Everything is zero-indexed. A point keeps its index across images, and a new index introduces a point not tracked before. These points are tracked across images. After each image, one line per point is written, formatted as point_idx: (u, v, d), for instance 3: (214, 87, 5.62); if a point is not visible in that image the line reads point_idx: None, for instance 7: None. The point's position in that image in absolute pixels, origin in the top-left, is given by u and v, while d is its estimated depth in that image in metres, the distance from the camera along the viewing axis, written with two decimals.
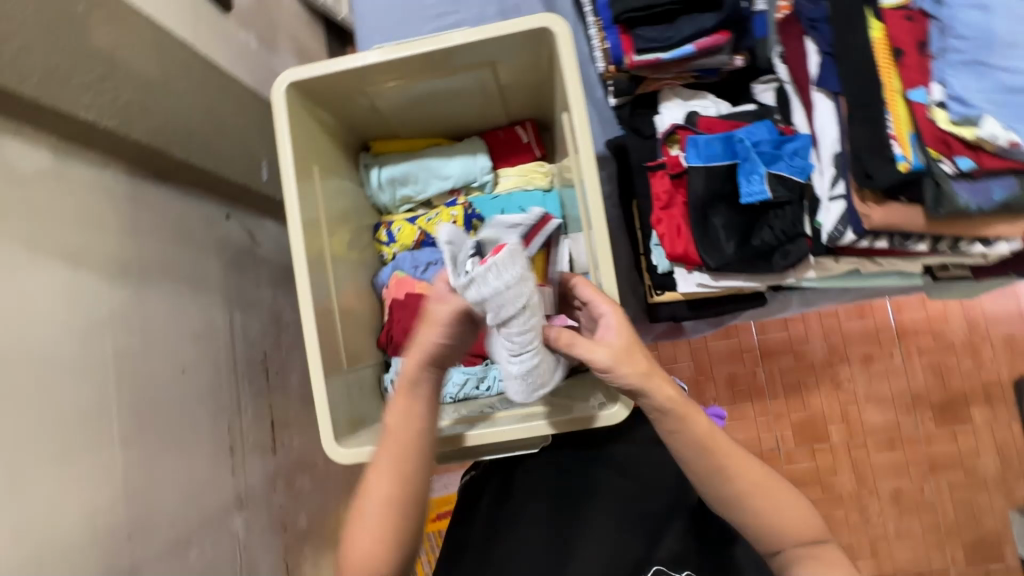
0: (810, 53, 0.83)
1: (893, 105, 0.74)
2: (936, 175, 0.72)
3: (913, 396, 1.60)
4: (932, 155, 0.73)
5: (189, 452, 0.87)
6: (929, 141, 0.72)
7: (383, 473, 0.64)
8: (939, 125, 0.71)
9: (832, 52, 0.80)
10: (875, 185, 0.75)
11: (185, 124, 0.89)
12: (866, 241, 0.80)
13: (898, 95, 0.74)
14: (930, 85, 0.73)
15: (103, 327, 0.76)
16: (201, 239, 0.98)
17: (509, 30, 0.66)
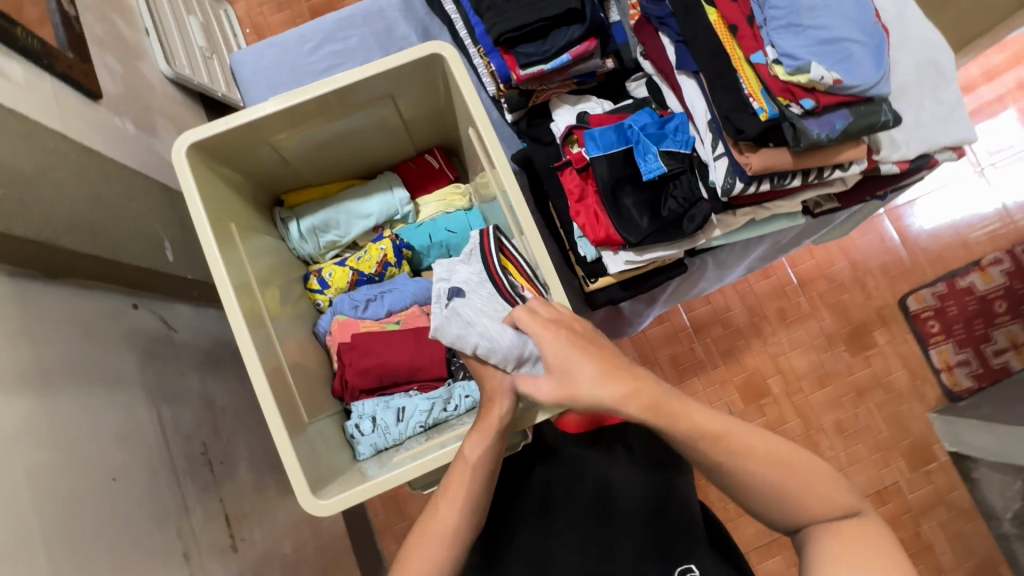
0: (666, 46, 0.87)
1: (741, 69, 0.78)
2: (791, 118, 0.75)
3: (827, 335, 1.79)
4: (782, 103, 0.76)
5: (138, 567, 0.77)
6: (776, 91, 0.76)
7: (454, 502, 0.67)
8: (780, 78, 0.75)
9: (683, 39, 0.84)
10: (747, 138, 0.77)
11: (72, 212, 0.83)
12: (753, 187, 0.82)
13: (742, 61, 0.78)
14: (765, 48, 0.77)
15: (10, 444, 0.66)
16: (108, 333, 0.90)
17: (401, 61, 0.70)
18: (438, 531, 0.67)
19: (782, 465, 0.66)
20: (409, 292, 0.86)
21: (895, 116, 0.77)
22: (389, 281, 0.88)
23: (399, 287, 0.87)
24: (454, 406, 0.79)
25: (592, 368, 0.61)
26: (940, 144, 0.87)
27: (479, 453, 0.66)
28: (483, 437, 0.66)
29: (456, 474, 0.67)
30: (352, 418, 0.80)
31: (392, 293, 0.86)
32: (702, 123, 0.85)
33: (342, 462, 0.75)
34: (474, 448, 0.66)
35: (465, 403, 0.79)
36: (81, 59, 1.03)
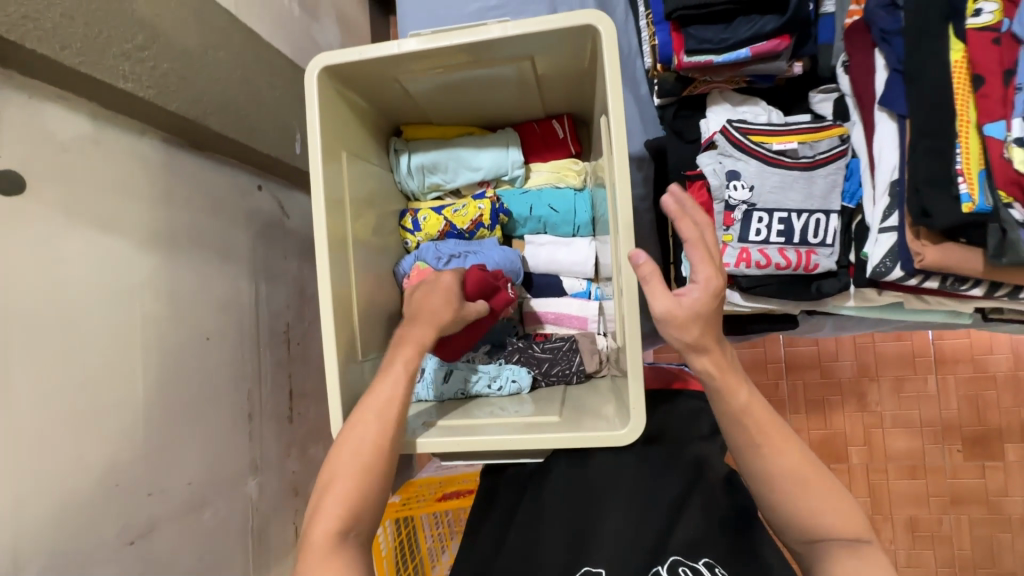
0: (877, 69, 0.76)
1: (966, 139, 0.67)
2: (1004, 220, 0.66)
3: (944, 426, 1.53)
4: (1003, 198, 0.65)
5: (208, 415, 0.90)
6: (999, 181, 0.65)
7: (347, 469, 0.62)
8: (1015, 166, 0.64)
9: (902, 69, 0.73)
10: (933, 225, 0.69)
11: (223, 95, 0.89)
12: (914, 279, 0.74)
13: (973, 127, 0.67)
14: (1012, 119, 0.64)
15: (134, 294, 0.78)
16: (232, 209, 0.99)
17: (551, 24, 0.62)
18: (345, 461, 0.62)
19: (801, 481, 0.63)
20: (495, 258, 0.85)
21: None
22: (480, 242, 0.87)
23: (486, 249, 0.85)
24: (498, 386, 0.80)
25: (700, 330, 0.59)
26: None
27: (387, 393, 0.64)
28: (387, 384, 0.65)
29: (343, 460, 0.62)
30: None
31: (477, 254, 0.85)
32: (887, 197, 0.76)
33: None
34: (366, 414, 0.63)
35: (509, 388, 0.80)
36: None
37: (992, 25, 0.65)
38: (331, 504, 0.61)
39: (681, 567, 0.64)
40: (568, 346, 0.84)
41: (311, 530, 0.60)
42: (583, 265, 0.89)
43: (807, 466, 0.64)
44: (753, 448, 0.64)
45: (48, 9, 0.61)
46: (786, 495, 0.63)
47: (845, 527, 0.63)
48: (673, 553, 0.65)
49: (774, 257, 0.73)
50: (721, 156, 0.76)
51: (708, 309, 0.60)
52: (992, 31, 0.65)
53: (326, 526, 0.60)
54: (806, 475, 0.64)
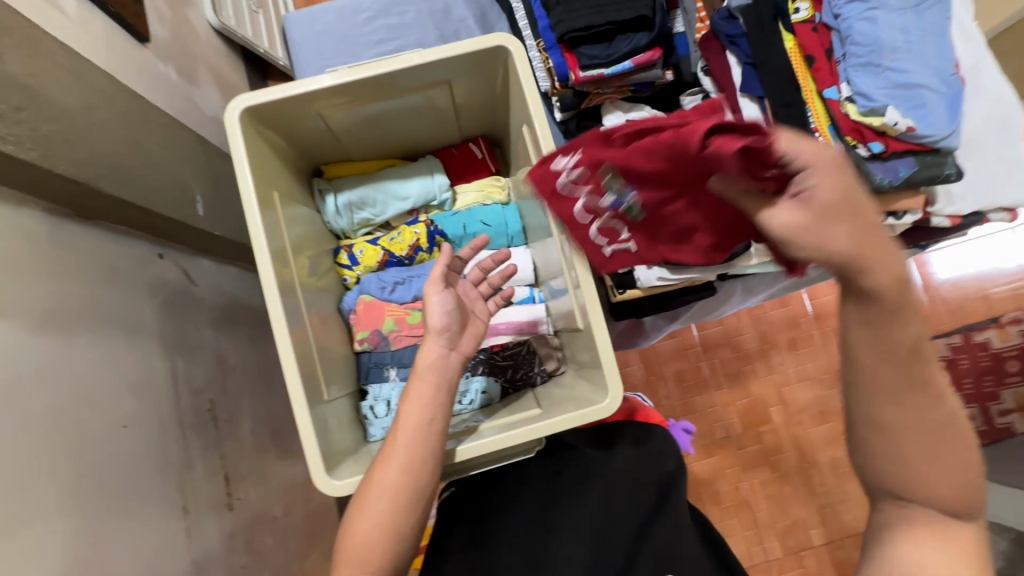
0: (732, 65, 0.95)
1: (812, 102, 0.91)
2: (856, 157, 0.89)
3: (835, 371, 1.78)
4: (850, 142, 0.89)
5: (135, 516, 0.77)
6: (845, 130, 0.89)
7: (370, 513, 0.60)
8: (851, 117, 0.88)
9: (752, 62, 0.92)
10: None
11: (113, 157, 0.82)
12: None
13: (815, 94, 0.92)
14: (839, 84, 0.90)
15: (31, 383, 0.67)
16: (132, 280, 0.90)
17: (467, 48, 0.69)
18: (379, 495, 0.60)
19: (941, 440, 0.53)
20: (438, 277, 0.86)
21: (957, 172, 0.88)
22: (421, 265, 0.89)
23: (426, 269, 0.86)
24: (469, 399, 0.82)
25: (846, 239, 0.45)
26: (994, 204, 0.97)
27: (416, 417, 0.63)
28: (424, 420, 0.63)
29: (376, 496, 0.60)
30: (368, 399, 0.82)
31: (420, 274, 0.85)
32: None
33: (354, 440, 0.77)
34: (397, 450, 0.62)
35: (480, 399, 0.83)
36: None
37: (808, 19, 0.93)
38: (359, 538, 0.60)
39: None
40: (526, 350, 0.88)
41: (341, 548, 0.60)
42: (523, 273, 0.93)
43: (953, 420, 0.53)
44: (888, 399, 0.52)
45: None
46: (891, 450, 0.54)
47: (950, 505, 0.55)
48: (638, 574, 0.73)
49: None
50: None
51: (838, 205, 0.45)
52: (809, 23, 0.93)
53: (356, 550, 0.59)
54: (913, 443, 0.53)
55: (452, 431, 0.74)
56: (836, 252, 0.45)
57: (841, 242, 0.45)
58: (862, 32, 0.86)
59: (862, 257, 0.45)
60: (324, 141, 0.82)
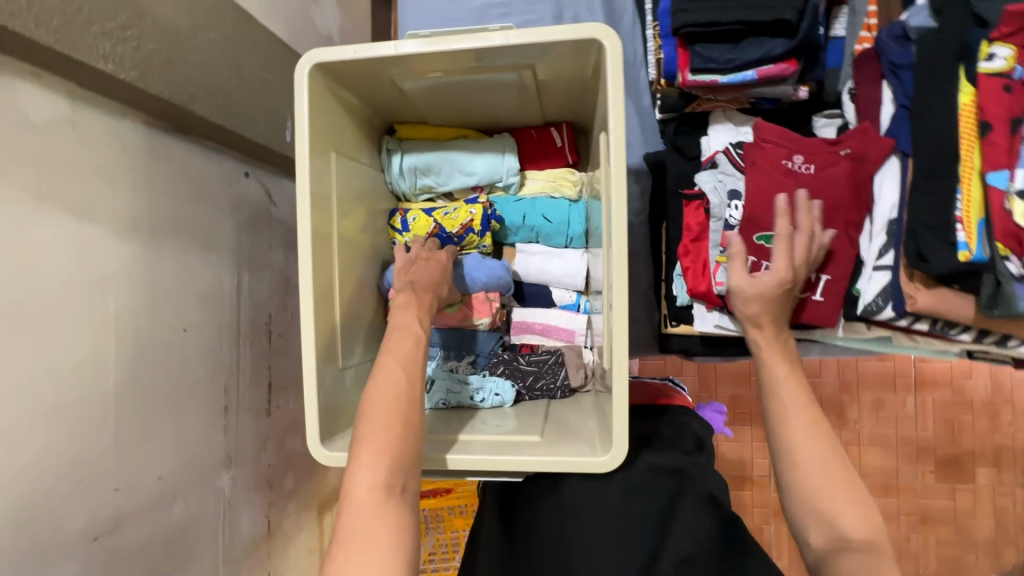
0: (884, 101, 0.82)
1: (968, 184, 0.73)
2: (998, 272, 0.72)
3: (919, 447, 1.56)
4: (999, 249, 0.71)
5: (180, 410, 0.88)
6: (998, 233, 0.71)
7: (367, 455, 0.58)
8: (1014, 219, 0.70)
9: (909, 105, 0.79)
10: (928, 269, 0.75)
11: (211, 80, 0.85)
12: (905, 320, 0.80)
13: (977, 174, 0.73)
14: (1014, 169, 0.71)
15: (108, 282, 0.75)
16: (216, 196, 0.96)
17: (557, 36, 0.59)
18: (370, 437, 0.59)
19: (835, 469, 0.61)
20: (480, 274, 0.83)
21: None
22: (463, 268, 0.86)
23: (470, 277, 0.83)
24: (481, 398, 0.79)
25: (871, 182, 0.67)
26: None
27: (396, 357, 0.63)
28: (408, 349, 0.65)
29: (372, 437, 0.59)
30: None
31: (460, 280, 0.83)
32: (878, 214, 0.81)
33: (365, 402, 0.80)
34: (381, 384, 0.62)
35: (492, 400, 0.79)
36: None
37: (1003, 72, 0.71)
38: (370, 454, 0.58)
39: None
40: (554, 360, 0.83)
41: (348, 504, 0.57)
42: (572, 278, 0.88)
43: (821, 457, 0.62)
44: (784, 430, 0.64)
45: None
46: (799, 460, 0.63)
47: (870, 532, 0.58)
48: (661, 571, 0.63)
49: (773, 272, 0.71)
50: (721, 174, 0.76)
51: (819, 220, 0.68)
52: (1002, 78, 0.71)
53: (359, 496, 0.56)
54: (827, 456, 0.62)
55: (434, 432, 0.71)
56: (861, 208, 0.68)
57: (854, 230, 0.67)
58: None
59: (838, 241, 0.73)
60: (396, 100, 0.78)
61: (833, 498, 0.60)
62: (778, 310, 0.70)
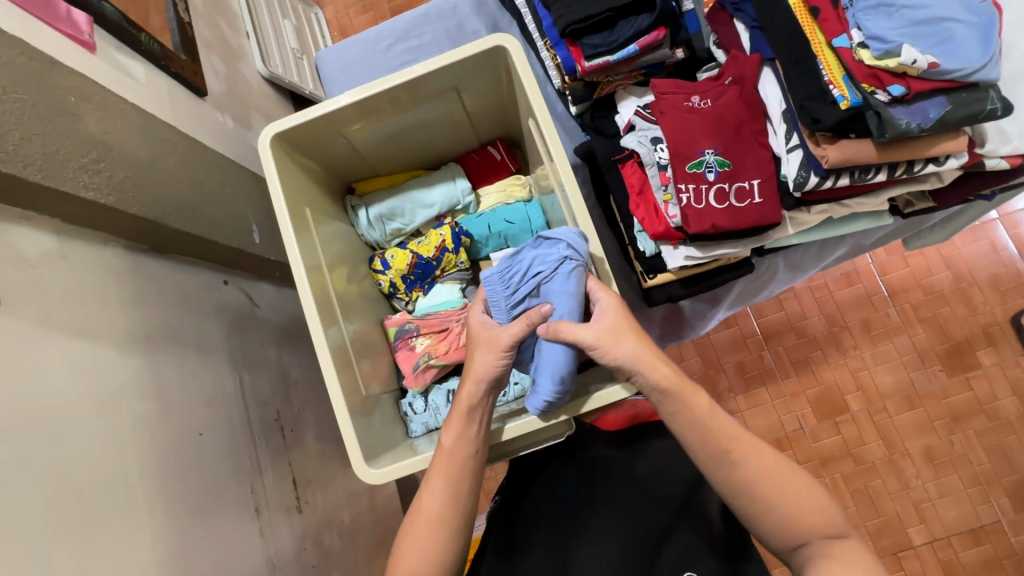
0: (741, 33, 0.90)
1: (825, 56, 0.80)
2: (875, 105, 0.76)
3: (920, 352, 1.62)
4: (867, 89, 0.77)
5: (213, 516, 0.86)
6: (860, 77, 0.77)
7: (411, 544, 0.66)
8: (866, 63, 0.77)
9: (758, 25, 0.87)
10: (824, 127, 0.79)
11: (180, 197, 0.93)
12: (830, 181, 0.83)
13: (824, 46, 0.81)
14: (850, 31, 0.79)
15: (117, 396, 0.76)
16: (202, 305, 1.01)
17: (467, 52, 0.73)
18: (421, 527, 0.67)
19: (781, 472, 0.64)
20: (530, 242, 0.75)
21: (1003, 104, 0.75)
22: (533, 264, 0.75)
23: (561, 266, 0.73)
24: (503, 392, 0.86)
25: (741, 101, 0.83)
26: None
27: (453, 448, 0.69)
28: (464, 445, 0.69)
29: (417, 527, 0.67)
30: (407, 397, 0.89)
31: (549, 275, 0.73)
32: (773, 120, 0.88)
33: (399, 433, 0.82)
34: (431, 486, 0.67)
35: (514, 389, 0.87)
36: (192, 61, 1.16)
37: None
38: (415, 538, 0.66)
39: None
40: None
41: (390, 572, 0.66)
42: None
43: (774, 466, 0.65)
44: (728, 457, 0.64)
45: (7, 134, 0.66)
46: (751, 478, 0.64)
47: (826, 526, 0.63)
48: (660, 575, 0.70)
49: (715, 189, 0.80)
50: (641, 132, 0.87)
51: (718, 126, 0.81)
52: None
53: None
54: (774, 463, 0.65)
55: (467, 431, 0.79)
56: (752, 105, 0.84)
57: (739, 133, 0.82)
58: None
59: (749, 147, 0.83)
60: (349, 160, 0.88)
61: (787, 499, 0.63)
62: (727, 227, 0.80)
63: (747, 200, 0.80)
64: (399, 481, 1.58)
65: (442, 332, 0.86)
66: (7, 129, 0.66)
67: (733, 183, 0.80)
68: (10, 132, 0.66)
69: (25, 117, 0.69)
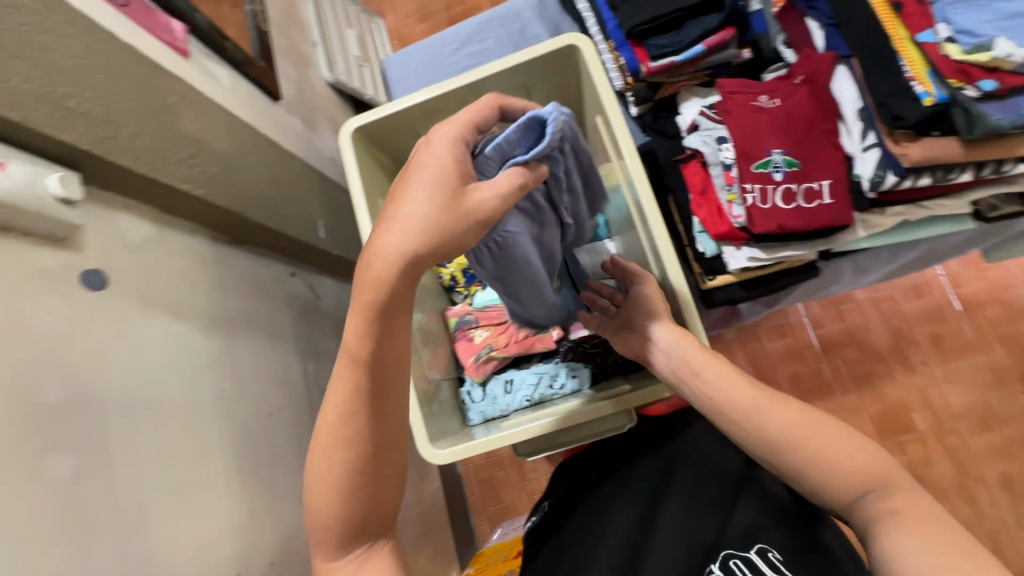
0: (814, 31, 0.89)
1: (906, 52, 0.80)
2: (964, 100, 0.76)
3: (997, 371, 1.52)
4: (954, 84, 0.77)
5: (279, 493, 0.90)
6: (948, 72, 0.77)
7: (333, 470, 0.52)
8: (954, 57, 0.77)
9: (835, 22, 0.86)
10: (906, 124, 0.77)
11: (260, 191, 1.00)
12: (909, 181, 0.80)
13: (907, 41, 0.80)
14: (936, 26, 0.80)
15: (201, 374, 0.82)
16: (273, 294, 1.07)
17: (539, 52, 0.75)
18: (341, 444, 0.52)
19: (809, 432, 0.58)
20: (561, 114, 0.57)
21: None
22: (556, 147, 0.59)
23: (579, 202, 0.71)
24: (560, 384, 0.84)
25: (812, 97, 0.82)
26: None
27: (390, 348, 0.52)
28: (373, 373, 0.51)
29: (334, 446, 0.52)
30: (466, 385, 0.90)
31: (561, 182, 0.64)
32: (844, 121, 0.86)
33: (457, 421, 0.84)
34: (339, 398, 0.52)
35: (570, 385, 0.83)
36: (270, 67, 1.24)
37: None
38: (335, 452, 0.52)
39: (733, 560, 0.58)
40: None
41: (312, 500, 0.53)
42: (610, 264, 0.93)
43: (807, 421, 0.58)
44: (750, 414, 0.60)
45: (120, 131, 0.73)
46: (772, 441, 0.58)
47: (876, 483, 0.55)
48: (725, 548, 0.60)
49: (783, 188, 0.79)
50: (705, 132, 0.88)
51: (787, 124, 0.81)
52: None
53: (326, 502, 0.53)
54: (803, 422, 0.58)
55: (518, 416, 0.80)
56: (825, 104, 0.83)
57: (808, 132, 0.81)
58: None
59: (822, 146, 0.81)
60: None
61: (823, 452, 0.57)
62: (797, 227, 0.78)
63: (817, 199, 0.79)
64: (443, 477, 1.61)
65: (502, 324, 0.90)
66: (121, 126, 0.73)
67: (802, 183, 0.79)
68: (123, 129, 0.73)
69: (137, 115, 0.76)
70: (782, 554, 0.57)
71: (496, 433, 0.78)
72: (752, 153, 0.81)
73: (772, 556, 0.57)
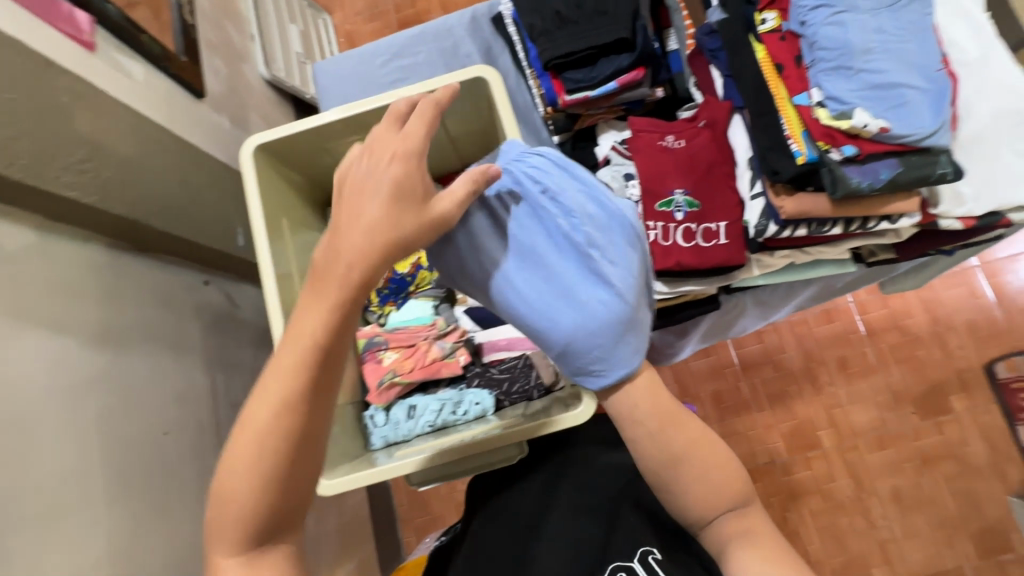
0: (716, 78, 0.94)
1: (785, 110, 0.85)
2: (830, 162, 0.80)
3: (893, 392, 1.64)
4: (823, 146, 0.82)
5: (172, 515, 0.87)
6: (817, 135, 0.82)
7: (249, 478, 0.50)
8: (822, 121, 0.81)
9: (731, 74, 0.91)
10: (783, 179, 0.83)
11: (167, 197, 0.95)
12: (788, 231, 0.85)
13: (787, 101, 0.85)
14: (811, 89, 0.84)
15: (84, 391, 0.78)
16: (180, 304, 1.02)
17: (449, 81, 0.76)
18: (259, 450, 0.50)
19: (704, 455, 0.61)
20: (627, 223, 0.58)
21: (955, 169, 0.80)
22: (600, 238, 0.57)
23: (611, 347, 0.58)
24: (463, 411, 0.87)
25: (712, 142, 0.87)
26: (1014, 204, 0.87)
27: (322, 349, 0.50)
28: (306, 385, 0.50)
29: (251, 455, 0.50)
30: (369, 410, 0.90)
31: (580, 265, 0.59)
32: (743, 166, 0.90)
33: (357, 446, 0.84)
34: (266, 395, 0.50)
35: (473, 410, 0.87)
36: (193, 62, 1.18)
37: (776, 29, 0.88)
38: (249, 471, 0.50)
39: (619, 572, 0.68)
40: (523, 362, 0.90)
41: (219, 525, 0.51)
42: None
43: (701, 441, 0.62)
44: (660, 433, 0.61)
45: None
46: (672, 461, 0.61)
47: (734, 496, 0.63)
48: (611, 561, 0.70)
49: (681, 228, 0.84)
50: (615, 167, 0.91)
51: (688, 168, 0.86)
52: (777, 33, 0.88)
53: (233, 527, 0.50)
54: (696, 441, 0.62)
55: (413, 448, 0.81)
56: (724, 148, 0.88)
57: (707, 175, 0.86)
58: (830, 36, 0.81)
59: (720, 188, 0.87)
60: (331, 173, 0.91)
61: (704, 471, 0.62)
62: (693, 265, 0.84)
63: (714, 239, 0.84)
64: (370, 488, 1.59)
65: (409, 347, 0.92)
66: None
67: (700, 224, 0.85)
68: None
69: (19, 116, 0.71)
70: (661, 554, 0.69)
71: (392, 461, 0.78)
72: (655, 192, 0.86)
73: (652, 558, 0.68)
